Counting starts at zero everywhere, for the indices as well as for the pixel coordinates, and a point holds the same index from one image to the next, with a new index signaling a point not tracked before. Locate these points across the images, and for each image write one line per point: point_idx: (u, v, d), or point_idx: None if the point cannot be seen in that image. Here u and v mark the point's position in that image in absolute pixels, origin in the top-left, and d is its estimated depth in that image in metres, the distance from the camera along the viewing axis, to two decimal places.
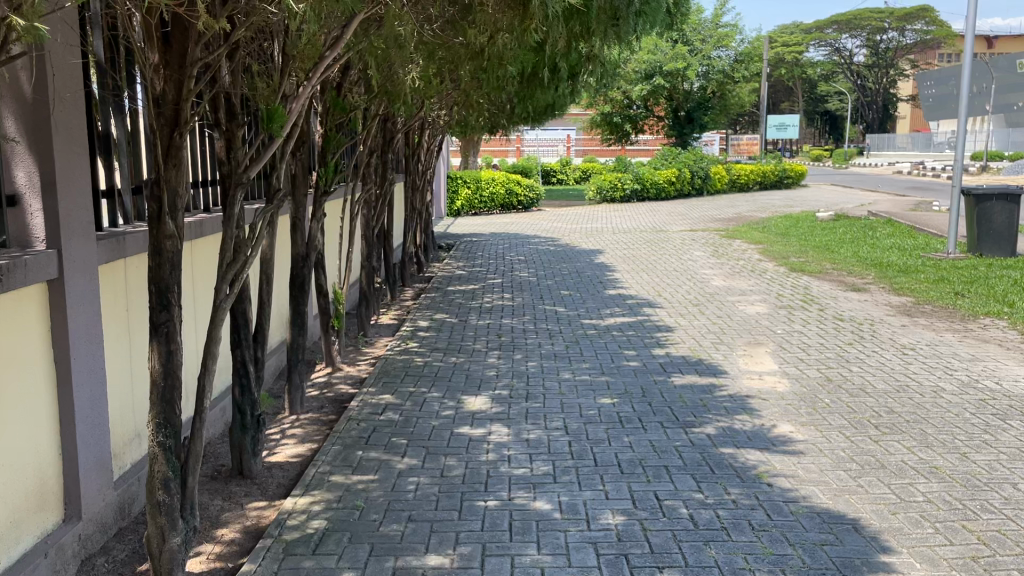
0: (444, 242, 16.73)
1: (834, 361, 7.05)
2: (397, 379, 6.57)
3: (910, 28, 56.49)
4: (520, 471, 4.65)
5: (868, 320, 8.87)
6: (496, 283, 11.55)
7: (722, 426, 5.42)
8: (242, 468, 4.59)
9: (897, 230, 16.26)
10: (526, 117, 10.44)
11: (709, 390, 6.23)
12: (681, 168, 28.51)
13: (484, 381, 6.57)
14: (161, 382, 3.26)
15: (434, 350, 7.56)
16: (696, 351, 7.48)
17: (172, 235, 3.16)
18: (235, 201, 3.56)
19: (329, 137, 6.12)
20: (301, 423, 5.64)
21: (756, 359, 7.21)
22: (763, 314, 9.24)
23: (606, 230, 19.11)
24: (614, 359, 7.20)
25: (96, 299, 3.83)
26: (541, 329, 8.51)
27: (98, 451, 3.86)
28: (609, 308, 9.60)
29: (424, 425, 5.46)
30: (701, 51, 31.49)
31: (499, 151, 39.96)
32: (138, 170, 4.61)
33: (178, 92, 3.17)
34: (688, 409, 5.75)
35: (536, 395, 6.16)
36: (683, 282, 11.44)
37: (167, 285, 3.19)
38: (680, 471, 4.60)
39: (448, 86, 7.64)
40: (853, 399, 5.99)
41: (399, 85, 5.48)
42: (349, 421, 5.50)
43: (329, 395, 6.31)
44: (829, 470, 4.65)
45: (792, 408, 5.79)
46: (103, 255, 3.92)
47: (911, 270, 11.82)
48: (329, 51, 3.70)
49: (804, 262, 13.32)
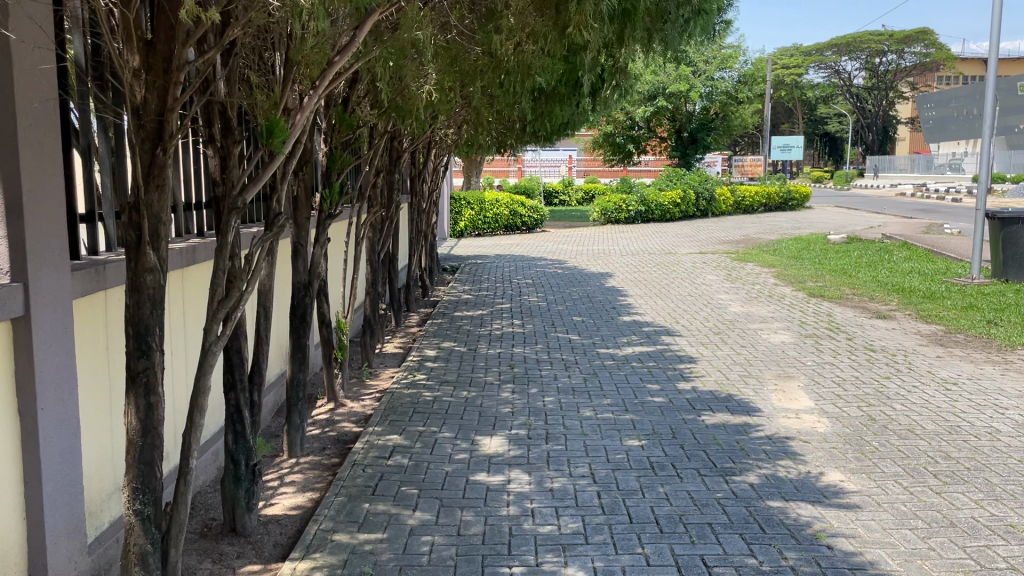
0: (448, 265, 16.25)
1: (874, 398, 6.55)
2: (404, 417, 6.05)
3: (909, 51, 56.46)
4: (546, 529, 4.14)
5: (901, 351, 8.37)
6: (505, 309, 11.08)
7: (766, 474, 4.91)
8: (235, 525, 4.09)
9: (915, 254, 15.78)
10: (536, 135, 10.03)
11: (743, 431, 5.73)
12: (686, 190, 28.15)
13: (498, 419, 6.05)
14: (139, 442, 2.79)
15: (443, 384, 7.04)
16: (724, 386, 6.96)
17: (153, 268, 2.69)
18: (229, 226, 3.06)
19: (334, 157, 5.63)
20: (301, 469, 5.14)
21: (790, 395, 6.69)
22: (789, 343, 8.73)
23: (613, 252, 18.65)
24: (637, 394, 6.68)
25: (70, 338, 3.34)
26: (556, 360, 8.01)
27: (71, 511, 3.36)
28: (626, 336, 9.10)
29: (436, 471, 4.95)
30: (705, 72, 31.23)
31: (501, 172, 39.69)
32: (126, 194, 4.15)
33: (161, 101, 2.67)
34: (725, 454, 5.25)
35: (556, 437, 5.64)
36: (700, 308, 10.95)
37: (147, 328, 2.72)
38: (726, 529, 4.10)
39: (460, 102, 7.23)
40: (903, 442, 5.48)
41: (411, 100, 5.07)
42: (353, 467, 5.00)
43: (331, 435, 5.81)
44: (893, 529, 4.15)
45: (838, 453, 5.29)
46: (78, 287, 3.43)
47: (938, 297, 11.34)
48: (338, 56, 3.19)
49: (823, 287, 12.84)
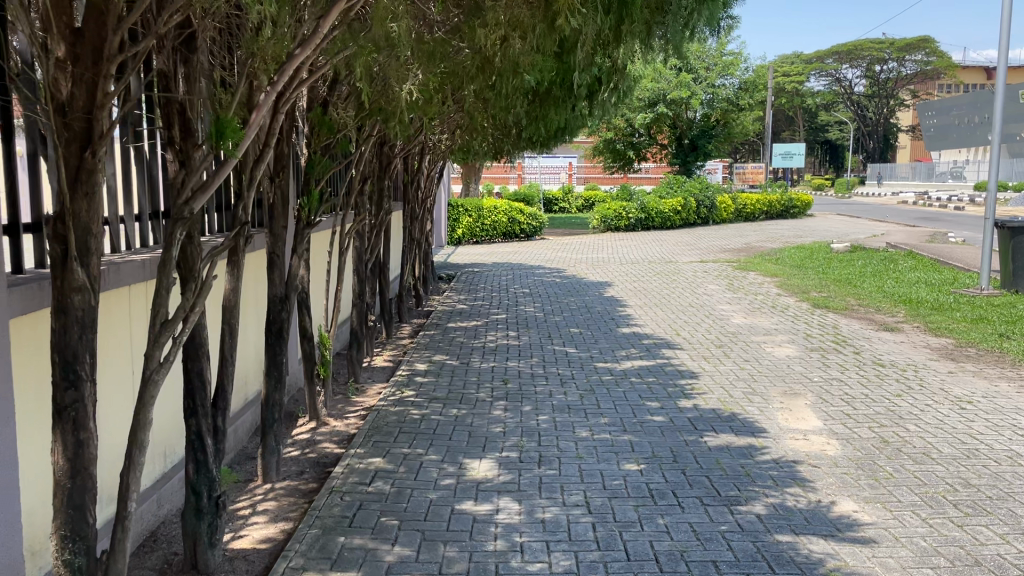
0: (444, 273, 15.89)
1: (885, 418, 6.21)
2: (389, 437, 5.71)
3: (910, 59, 56.17)
4: (536, 567, 3.80)
5: (912, 366, 8.03)
6: (500, 319, 10.73)
7: (773, 503, 4.57)
8: (196, 562, 3.74)
9: (921, 264, 15.44)
10: (532, 142, 9.71)
11: (748, 454, 5.39)
12: (687, 198, 27.83)
13: (489, 440, 5.70)
14: (67, 484, 2.46)
15: (432, 401, 6.69)
16: (727, 404, 6.61)
17: (81, 288, 2.37)
18: (175, 237, 2.75)
19: (313, 162, 5.34)
20: (275, 495, 4.79)
21: (798, 415, 6.33)
22: (794, 357, 8.38)
23: (612, 260, 18.32)
24: (636, 412, 6.34)
25: (6, 363, 2.98)
26: (552, 375, 7.66)
27: (7, 554, 2.99)
28: (625, 349, 8.76)
29: (419, 499, 4.61)
30: (706, 78, 31.01)
31: (500, 179, 39.29)
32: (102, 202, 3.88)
33: (90, 96, 2.37)
34: (730, 480, 4.90)
35: (549, 460, 5.29)
36: (701, 319, 10.61)
37: (75, 355, 2.40)
38: (732, 569, 3.76)
39: (450, 105, 6.93)
40: (919, 468, 5.14)
41: (394, 102, 4.80)
42: (330, 495, 4.66)
43: (311, 457, 5.47)
44: (914, 568, 3.80)
45: (850, 479, 4.95)
46: (17, 306, 3.07)
47: (946, 308, 11.01)
48: (297, 52, 2.92)
49: (827, 298, 12.50)
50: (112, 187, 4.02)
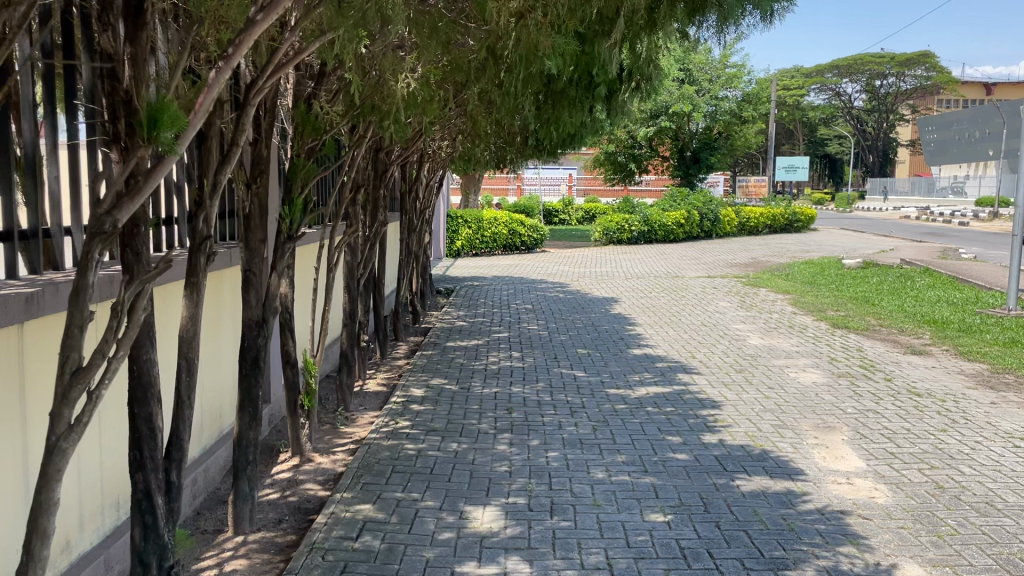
0: (443, 287, 15.22)
1: (935, 458, 5.57)
2: (380, 479, 5.04)
3: (910, 74, 55.62)
4: None
5: (950, 396, 7.38)
6: (502, 338, 10.09)
7: (826, 567, 3.92)
8: None
9: (938, 281, 14.82)
10: (539, 147, 9.06)
11: (788, 502, 4.75)
12: (690, 211, 27.28)
13: (493, 483, 5.04)
14: None
15: (430, 433, 6.03)
16: (757, 439, 5.95)
17: None
18: (91, 259, 2.16)
19: (296, 167, 4.70)
20: (248, 551, 4.13)
21: (837, 453, 5.68)
22: (821, 384, 7.75)
23: (618, 275, 17.67)
24: (657, 449, 5.69)
25: None
26: (560, 403, 7.00)
27: None
28: (637, 373, 8.11)
29: (413, 559, 3.95)
30: (709, 91, 30.51)
31: (499, 191, 38.63)
32: (36, 210, 3.26)
33: None
34: (771, 536, 4.26)
35: (563, 508, 4.63)
36: (716, 340, 9.97)
37: None
38: None
39: (451, 106, 6.31)
40: (986, 522, 4.49)
41: (393, 96, 4.19)
42: (310, 553, 3.99)
43: (292, 502, 4.80)
44: None
45: (909, 536, 4.31)
46: None
47: (975, 330, 10.39)
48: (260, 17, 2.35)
49: (845, 317, 11.87)
50: (56, 194, 3.39)
